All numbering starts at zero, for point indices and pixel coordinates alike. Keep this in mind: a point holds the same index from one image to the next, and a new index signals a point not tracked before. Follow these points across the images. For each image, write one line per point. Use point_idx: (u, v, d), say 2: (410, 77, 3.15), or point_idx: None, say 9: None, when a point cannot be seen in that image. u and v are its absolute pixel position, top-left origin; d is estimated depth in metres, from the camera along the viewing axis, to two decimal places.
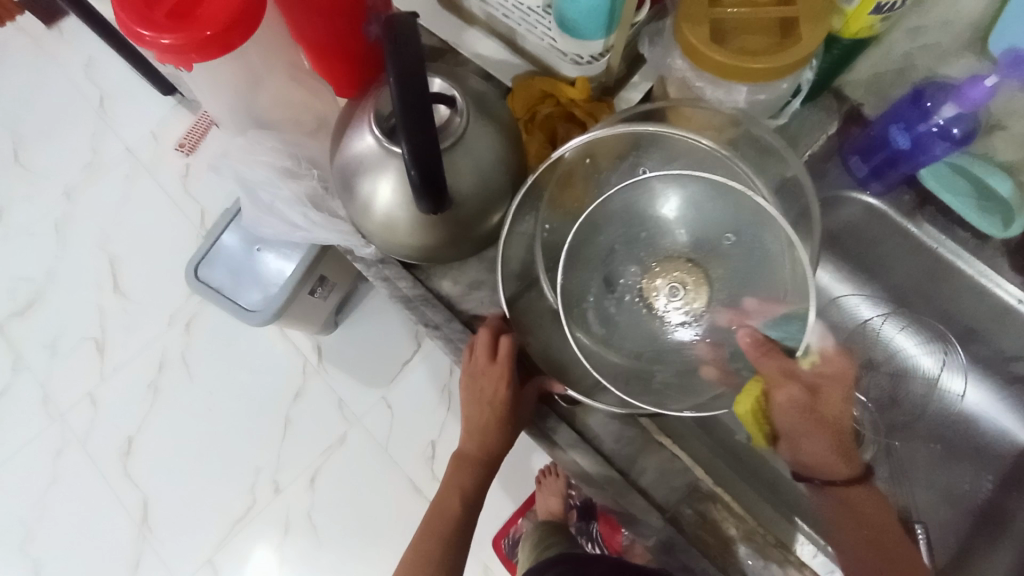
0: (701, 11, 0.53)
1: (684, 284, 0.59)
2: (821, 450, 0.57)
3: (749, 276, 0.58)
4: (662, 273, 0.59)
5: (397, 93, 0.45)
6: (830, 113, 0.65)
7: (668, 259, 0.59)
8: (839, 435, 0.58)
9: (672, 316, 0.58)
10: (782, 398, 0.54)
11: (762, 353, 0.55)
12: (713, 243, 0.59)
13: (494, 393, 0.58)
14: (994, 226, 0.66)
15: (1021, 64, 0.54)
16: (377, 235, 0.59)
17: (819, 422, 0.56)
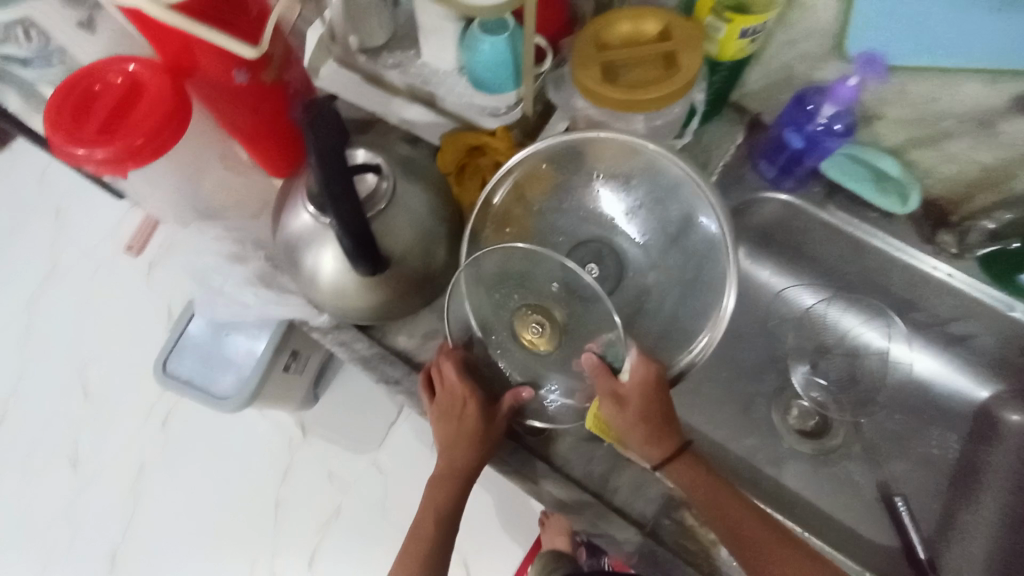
0: (591, 56, 0.58)
1: (543, 324, 0.53)
2: (644, 442, 0.55)
3: (589, 329, 0.50)
4: (525, 314, 0.54)
5: (318, 169, 0.48)
6: (736, 126, 0.76)
7: (517, 314, 0.54)
8: (659, 427, 0.54)
9: (540, 348, 0.54)
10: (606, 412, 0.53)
11: (597, 373, 0.51)
12: (633, 256, 0.63)
13: (455, 405, 0.59)
14: (893, 204, 0.70)
15: (874, 63, 0.58)
16: (328, 300, 0.61)
17: (649, 421, 0.53)
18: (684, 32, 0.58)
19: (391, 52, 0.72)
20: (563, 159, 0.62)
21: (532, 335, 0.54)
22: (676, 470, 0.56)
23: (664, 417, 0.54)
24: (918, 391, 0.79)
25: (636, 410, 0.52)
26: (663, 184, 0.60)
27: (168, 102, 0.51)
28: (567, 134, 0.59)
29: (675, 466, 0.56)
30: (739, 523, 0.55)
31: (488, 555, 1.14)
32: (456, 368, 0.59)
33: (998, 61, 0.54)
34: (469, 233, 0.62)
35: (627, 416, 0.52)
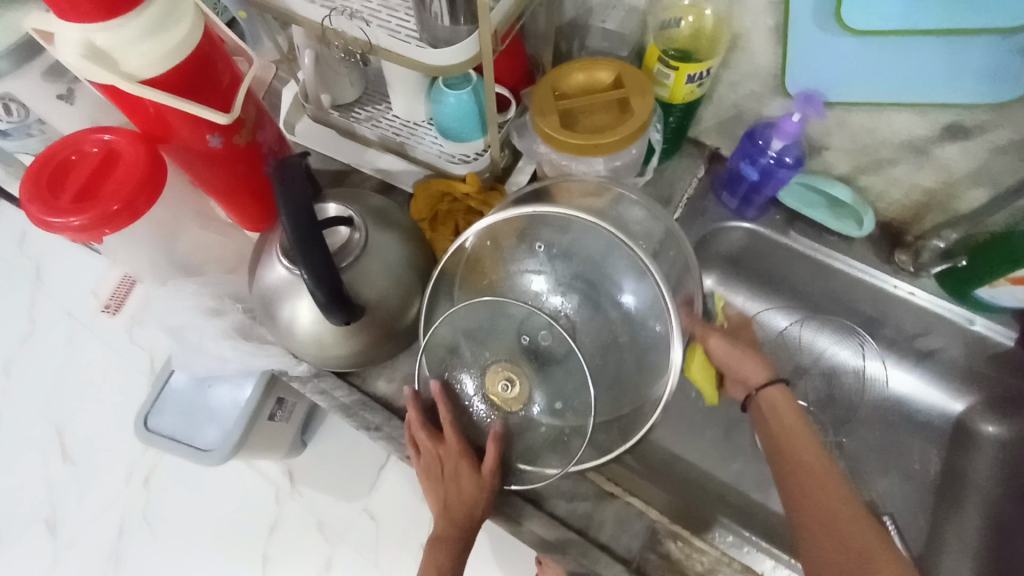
0: (550, 104, 0.62)
1: (514, 380, 0.57)
2: (748, 375, 0.70)
3: (556, 388, 0.57)
4: (498, 371, 0.58)
5: (288, 227, 0.49)
6: (695, 159, 0.80)
7: (490, 371, 0.59)
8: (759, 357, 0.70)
9: (510, 405, 0.58)
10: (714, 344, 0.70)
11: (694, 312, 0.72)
12: (604, 303, 0.61)
13: (446, 456, 0.59)
14: (851, 227, 0.74)
15: (812, 101, 0.62)
16: (308, 351, 0.62)
17: (751, 355, 0.70)
18: (634, 79, 0.61)
19: (363, 107, 0.77)
20: (500, 232, 0.64)
21: (503, 392, 0.58)
22: (753, 366, 0.69)
23: (748, 351, 0.70)
24: (895, 406, 0.81)
25: (737, 347, 0.70)
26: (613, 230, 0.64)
27: (141, 168, 0.53)
28: (533, 202, 0.61)
29: (768, 393, 0.69)
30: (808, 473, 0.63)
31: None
32: (444, 417, 0.60)
33: (931, 95, 0.58)
34: (437, 275, 0.64)
35: (720, 346, 0.69)
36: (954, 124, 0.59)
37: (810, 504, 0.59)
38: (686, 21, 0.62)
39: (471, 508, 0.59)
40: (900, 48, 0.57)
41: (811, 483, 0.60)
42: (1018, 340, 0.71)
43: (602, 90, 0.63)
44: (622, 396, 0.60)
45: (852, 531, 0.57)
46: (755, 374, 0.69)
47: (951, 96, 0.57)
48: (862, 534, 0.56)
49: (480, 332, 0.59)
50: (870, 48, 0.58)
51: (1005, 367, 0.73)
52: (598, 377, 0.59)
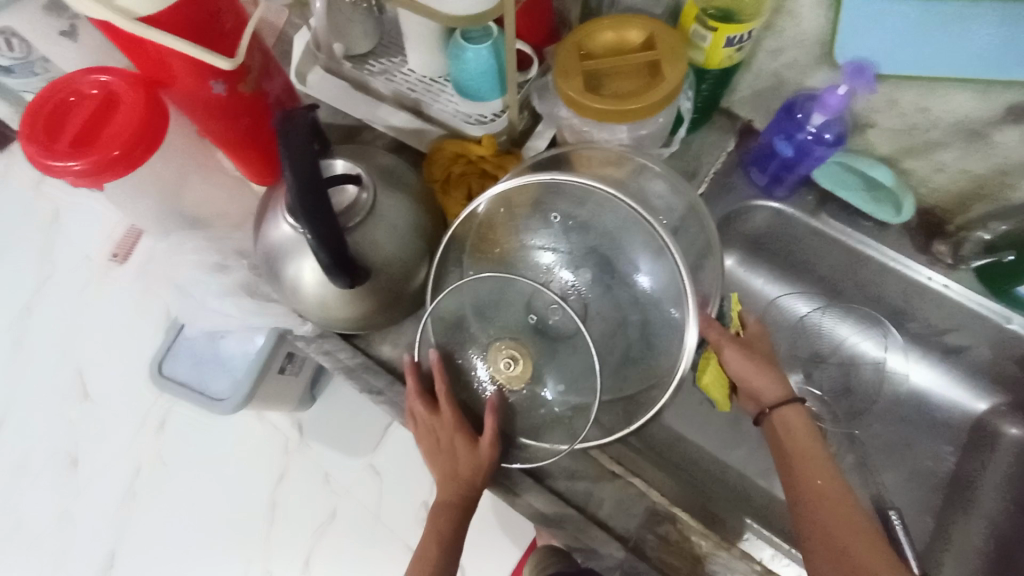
0: (574, 64, 0.57)
1: (516, 359, 0.56)
2: (763, 391, 0.64)
3: (559, 367, 0.55)
4: (501, 348, 0.57)
5: (292, 184, 0.47)
6: (726, 131, 0.75)
7: (493, 348, 0.58)
8: (771, 370, 0.65)
9: (510, 384, 0.57)
10: (728, 357, 0.65)
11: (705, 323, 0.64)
12: (615, 283, 0.59)
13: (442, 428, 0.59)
14: (888, 213, 0.69)
15: (864, 72, 0.56)
16: (313, 311, 0.60)
17: (766, 373, 0.64)
18: (667, 41, 0.57)
19: (378, 60, 0.74)
20: (512, 200, 0.60)
21: (505, 371, 0.57)
22: (767, 386, 0.64)
23: (764, 366, 0.65)
24: (912, 402, 0.78)
25: (755, 362, 0.64)
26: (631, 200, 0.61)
27: (144, 112, 0.50)
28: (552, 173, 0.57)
29: (784, 410, 0.64)
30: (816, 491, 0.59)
31: (485, 559, 1.06)
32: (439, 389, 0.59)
33: (1001, 74, 0.52)
34: (447, 241, 0.61)
35: (732, 358, 0.64)
36: (1019, 106, 0.54)
37: (815, 509, 0.58)
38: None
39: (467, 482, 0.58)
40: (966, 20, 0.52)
41: (820, 491, 0.58)
42: None
43: (633, 51, 0.59)
44: (628, 376, 0.58)
45: (852, 538, 0.55)
46: (771, 391, 0.64)
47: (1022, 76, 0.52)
48: (865, 541, 0.55)
49: (489, 307, 0.58)
50: (932, 20, 0.53)
51: None
52: (605, 355, 0.58)
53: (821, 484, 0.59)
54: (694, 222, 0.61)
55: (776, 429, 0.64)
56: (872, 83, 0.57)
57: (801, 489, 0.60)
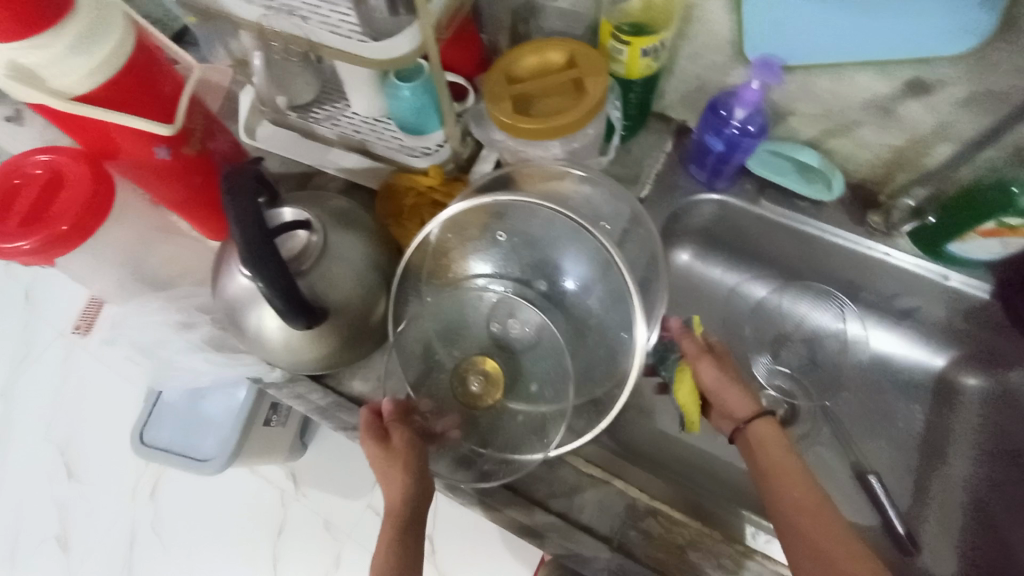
0: (502, 90, 0.60)
1: (486, 377, 0.60)
2: (735, 407, 0.62)
3: (529, 368, 0.59)
4: (469, 370, 0.60)
5: (239, 236, 0.49)
6: (662, 134, 0.79)
7: (463, 367, 0.61)
8: (738, 383, 0.63)
9: (484, 401, 0.59)
10: (703, 371, 0.63)
11: (682, 335, 0.67)
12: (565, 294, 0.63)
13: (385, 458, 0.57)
14: (821, 191, 0.72)
15: (770, 66, 0.60)
16: (281, 356, 0.61)
17: (737, 387, 0.63)
18: (588, 59, 0.60)
19: (322, 106, 0.76)
20: (463, 225, 0.63)
21: (475, 391, 0.60)
22: (737, 400, 0.61)
23: (736, 385, 0.62)
24: (876, 368, 0.81)
25: (726, 377, 0.63)
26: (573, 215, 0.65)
27: (91, 186, 0.52)
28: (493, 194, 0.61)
29: (756, 424, 0.60)
30: (794, 502, 0.54)
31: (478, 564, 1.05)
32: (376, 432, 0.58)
33: (911, 51, 0.55)
34: (401, 270, 0.63)
35: (709, 371, 0.63)
36: (916, 81, 0.57)
37: (795, 524, 0.52)
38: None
39: (415, 506, 0.56)
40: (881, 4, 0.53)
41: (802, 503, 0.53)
42: (992, 292, 0.70)
43: (557, 70, 0.62)
44: (596, 381, 0.60)
45: (837, 551, 0.50)
46: (743, 406, 0.61)
47: (930, 49, 0.54)
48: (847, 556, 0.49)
49: (454, 328, 0.62)
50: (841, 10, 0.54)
51: (982, 322, 0.73)
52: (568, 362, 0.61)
53: (798, 498, 0.54)
54: (639, 226, 0.65)
55: (750, 445, 0.59)
56: (779, 75, 0.61)
57: (778, 505, 0.54)
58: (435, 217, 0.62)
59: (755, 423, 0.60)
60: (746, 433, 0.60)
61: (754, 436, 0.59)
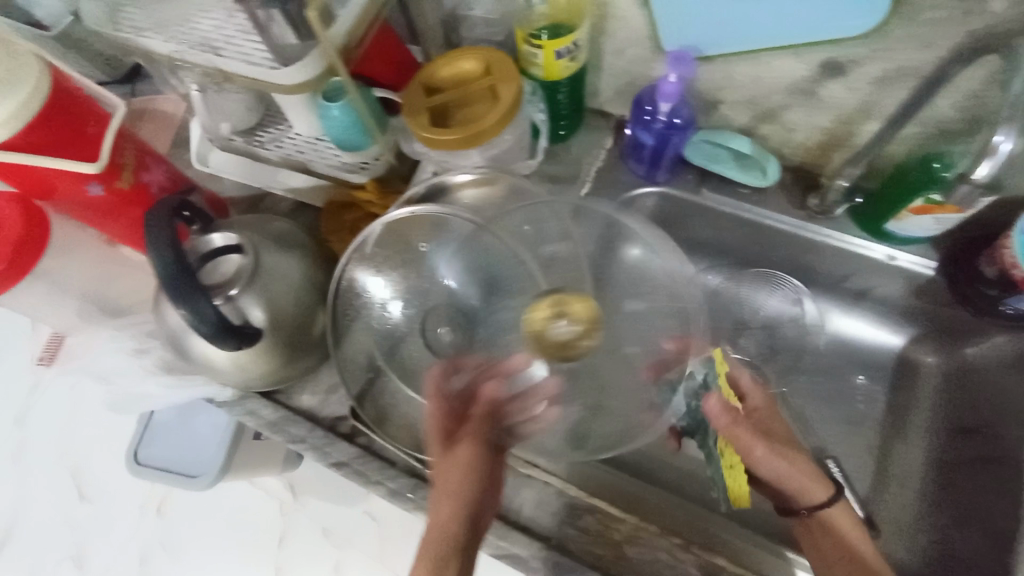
0: (420, 103, 0.62)
1: (569, 316, 0.55)
2: (805, 490, 0.58)
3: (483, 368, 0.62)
4: (550, 308, 0.55)
5: (158, 273, 0.51)
6: (602, 130, 0.79)
7: (534, 313, 0.56)
8: (803, 462, 0.59)
9: (581, 348, 0.57)
10: (757, 453, 0.57)
11: (728, 418, 0.56)
12: (494, 297, 0.61)
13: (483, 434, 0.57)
14: (756, 178, 0.71)
15: (683, 60, 0.61)
16: (227, 375, 0.63)
17: (807, 474, 0.58)
18: (501, 67, 0.61)
19: (266, 129, 0.78)
20: (394, 237, 0.64)
21: (563, 336, 0.55)
22: (809, 485, 0.58)
23: (802, 467, 0.58)
24: (835, 351, 0.80)
25: (794, 466, 0.57)
26: (493, 216, 0.64)
27: (21, 228, 0.59)
28: (412, 208, 0.62)
29: (825, 512, 0.58)
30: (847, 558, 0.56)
31: None
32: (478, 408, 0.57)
33: (819, 34, 0.54)
34: (336, 284, 0.64)
35: (761, 451, 0.57)
36: (830, 62, 0.57)
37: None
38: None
39: (479, 488, 0.56)
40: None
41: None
42: (937, 268, 0.69)
43: (475, 78, 0.63)
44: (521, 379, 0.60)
45: None
46: (809, 490, 0.58)
47: (835, 32, 0.53)
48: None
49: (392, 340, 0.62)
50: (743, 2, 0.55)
51: (934, 298, 0.71)
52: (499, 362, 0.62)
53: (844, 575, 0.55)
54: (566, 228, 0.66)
55: (813, 529, 0.58)
56: (692, 70, 0.62)
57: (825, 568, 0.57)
58: (372, 224, 0.64)
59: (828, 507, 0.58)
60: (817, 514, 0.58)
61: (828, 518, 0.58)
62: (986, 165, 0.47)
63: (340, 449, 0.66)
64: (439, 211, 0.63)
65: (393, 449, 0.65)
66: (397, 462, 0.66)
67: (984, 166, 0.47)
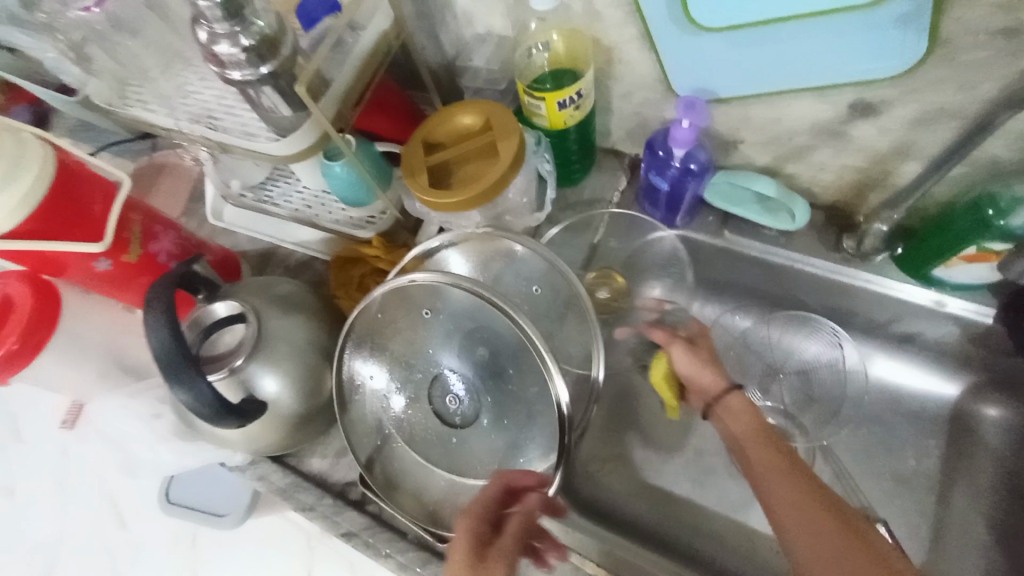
0: (419, 162, 0.60)
1: None
2: (707, 386, 0.60)
3: (494, 434, 0.58)
4: None
5: (156, 356, 0.51)
6: (615, 172, 0.76)
7: None
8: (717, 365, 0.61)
9: None
10: (676, 354, 0.62)
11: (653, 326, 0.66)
12: (501, 367, 0.57)
13: (492, 552, 0.47)
14: (785, 221, 0.66)
15: (694, 107, 0.57)
16: (236, 444, 0.63)
17: (711, 366, 0.61)
18: (501, 120, 0.59)
19: (274, 182, 0.77)
20: (391, 304, 0.58)
21: None
22: (712, 377, 0.60)
23: (711, 364, 0.61)
24: (879, 399, 0.73)
25: (700, 359, 0.61)
26: (489, 276, 0.63)
27: (32, 308, 0.65)
28: (402, 276, 0.55)
29: (726, 402, 0.57)
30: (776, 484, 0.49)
31: None
32: (479, 510, 0.50)
33: (845, 75, 0.49)
34: (340, 350, 0.61)
35: (682, 358, 0.62)
36: (859, 103, 0.52)
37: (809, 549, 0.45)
38: (541, 48, 0.61)
39: None
40: (797, 35, 0.48)
41: (783, 480, 0.49)
42: (995, 317, 0.62)
43: (474, 134, 0.61)
44: (530, 440, 0.57)
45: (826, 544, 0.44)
46: (713, 384, 0.59)
47: (858, 75, 0.49)
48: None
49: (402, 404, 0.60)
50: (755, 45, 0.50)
51: (993, 347, 0.64)
52: (511, 428, 0.57)
53: (799, 504, 0.47)
54: (568, 286, 0.61)
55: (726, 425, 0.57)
56: (705, 117, 0.58)
57: (767, 497, 0.49)
58: (371, 291, 0.57)
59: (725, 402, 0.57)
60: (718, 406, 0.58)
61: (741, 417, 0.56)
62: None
63: (349, 518, 0.65)
64: (442, 282, 0.53)
65: (401, 518, 0.63)
66: (407, 533, 0.63)
67: None
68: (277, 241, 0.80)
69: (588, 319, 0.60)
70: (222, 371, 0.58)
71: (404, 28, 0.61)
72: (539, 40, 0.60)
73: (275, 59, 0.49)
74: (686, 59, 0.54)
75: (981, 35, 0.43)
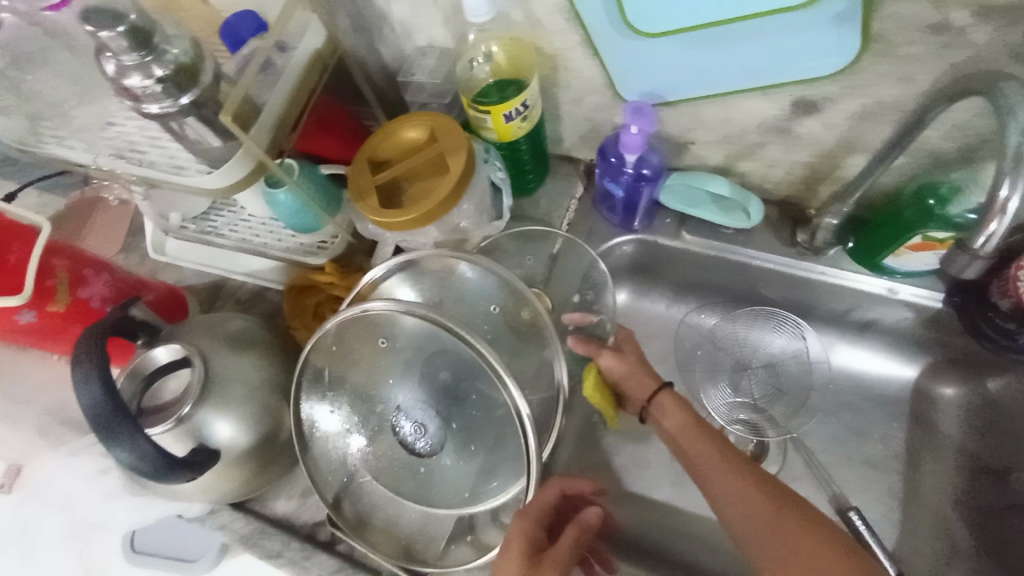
0: (368, 181, 0.57)
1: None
2: (636, 390, 0.60)
3: (463, 463, 0.56)
4: None
5: (91, 415, 0.47)
6: (572, 178, 0.75)
7: None
8: (644, 367, 0.61)
9: None
10: (606, 363, 0.62)
11: (581, 339, 0.63)
12: (463, 394, 0.55)
13: (545, 559, 0.52)
14: (740, 220, 0.67)
15: (642, 112, 0.56)
16: (191, 496, 0.59)
17: (640, 369, 0.61)
18: (449, 130, 0.57)
19: (216, 212, 0.73)
20: (346, 335, 0.56)
21: None
22: (641, 380, 0.60)
23: (640, 365, 0.61)
24: (844, 386, 0.74)
25: (628, 363, 0.61)
26: (450, 293, 0.61)
27: None
28: (355, 306, 0.52)
29: (660, 402, 0.58)
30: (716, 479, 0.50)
31: None
32: (550, 502, 0.58)
33: (785, 74, 0.50)
34: (295, 386, 0.58)
35: (609, 363, 0.62)
36: (802, 100, 0.52)
37: (750, 530, 0.47)
38: (482, 59, 0.59)
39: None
40: (738, 35, 0.48)
41: (715, 464, 0.51)
42: (945, 300, 0.63)
43: (421, 148, 0.58)
44: (499, 466, 0.55)
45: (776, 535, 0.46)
46: (644, 386, 0.60)
47: (801, 72, 0.49)
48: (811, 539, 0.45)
49: (367, 438, 0.58)
50: (696, 47, 0.50)
51: (947, 329, 0.66)
52: (478, 457, 0.55)
53: (731, 484, 0.49)
54: (526, 307, 0.60)
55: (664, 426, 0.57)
56: (653, 123, 0.57)
57: (706, 485, 0.51)
58: (326, 321, 0.54)
59: (658, 404, 0.58)
60: (653, 408, 0.58)
61: (680, 416, 0.56)
62: (986, 233, 0.41)
63: (320, 561, 0.62)
64: (394, 310, 0.51)
65: (374, 555, 0.60)
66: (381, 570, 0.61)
67: (991, 226, 0.41)
68: (223, 273, 0.75)
69: (550, 337, 0.59)
70: (169, 422, 0.54)
71: (339, 43, 0.59)
72: (479, 53, 0.59)
73: (195, 87, 0.47)
74: (630, 63, 0.54)
75: (913, 31, 0.44)
